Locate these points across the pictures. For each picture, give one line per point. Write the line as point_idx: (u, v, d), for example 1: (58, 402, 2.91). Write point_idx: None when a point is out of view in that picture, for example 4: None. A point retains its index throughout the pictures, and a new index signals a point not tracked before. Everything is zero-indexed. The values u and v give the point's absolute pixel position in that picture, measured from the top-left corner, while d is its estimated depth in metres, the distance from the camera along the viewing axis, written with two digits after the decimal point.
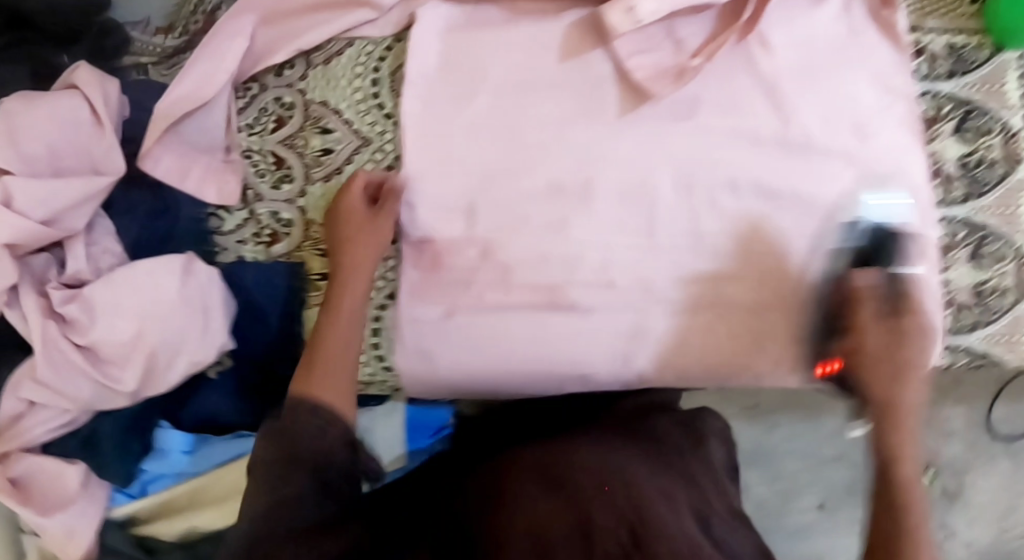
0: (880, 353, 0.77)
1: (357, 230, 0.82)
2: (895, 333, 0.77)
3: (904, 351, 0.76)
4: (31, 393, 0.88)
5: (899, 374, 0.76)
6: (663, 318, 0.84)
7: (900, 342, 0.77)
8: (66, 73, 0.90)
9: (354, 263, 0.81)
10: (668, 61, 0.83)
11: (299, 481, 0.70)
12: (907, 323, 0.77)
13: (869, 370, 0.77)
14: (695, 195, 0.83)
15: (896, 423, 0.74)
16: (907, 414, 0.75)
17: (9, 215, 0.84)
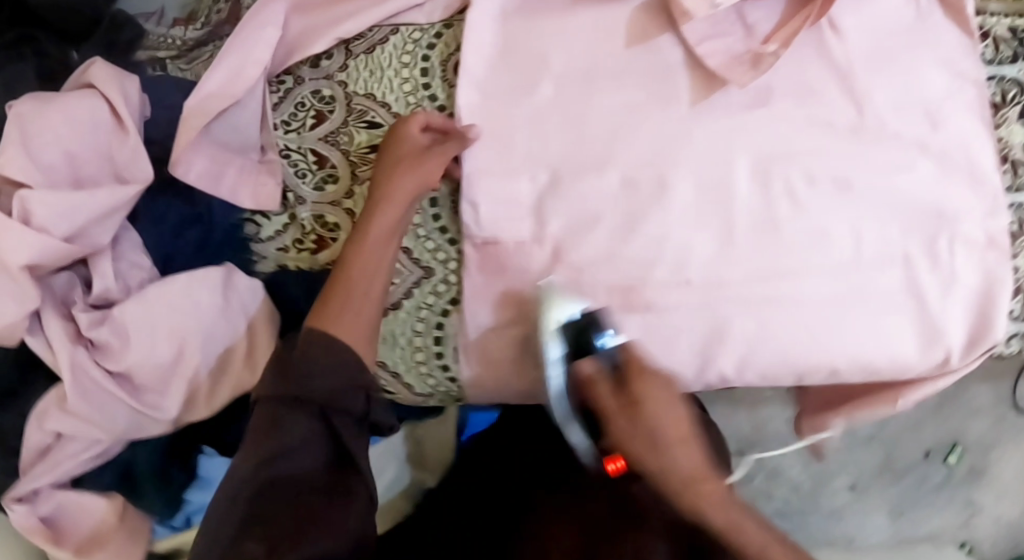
0: (649, 431, 0.72)
1: (408, 158, 0.78)
2: (640, 414, 0.73)
3: (670, 424, 0.72)
4: (57, 425, 0.80)
5: (676, 449, 0.72)
6: (744, 316, 0.80)
7: (669, 410, 0.73)
8: (79, 73, 0.82)
9: (395, 193, 0.77)
10: (739, 48, 0.79)
11: (304, 420, 0.72)
12: (665, 395, 0.73)
13: (642, 454, 0.73)
14: (771, 185, 0.79)
15: (697, 497, 0.72)
16: (697, 483, 0.72)
17: (29, 234, 0.76)
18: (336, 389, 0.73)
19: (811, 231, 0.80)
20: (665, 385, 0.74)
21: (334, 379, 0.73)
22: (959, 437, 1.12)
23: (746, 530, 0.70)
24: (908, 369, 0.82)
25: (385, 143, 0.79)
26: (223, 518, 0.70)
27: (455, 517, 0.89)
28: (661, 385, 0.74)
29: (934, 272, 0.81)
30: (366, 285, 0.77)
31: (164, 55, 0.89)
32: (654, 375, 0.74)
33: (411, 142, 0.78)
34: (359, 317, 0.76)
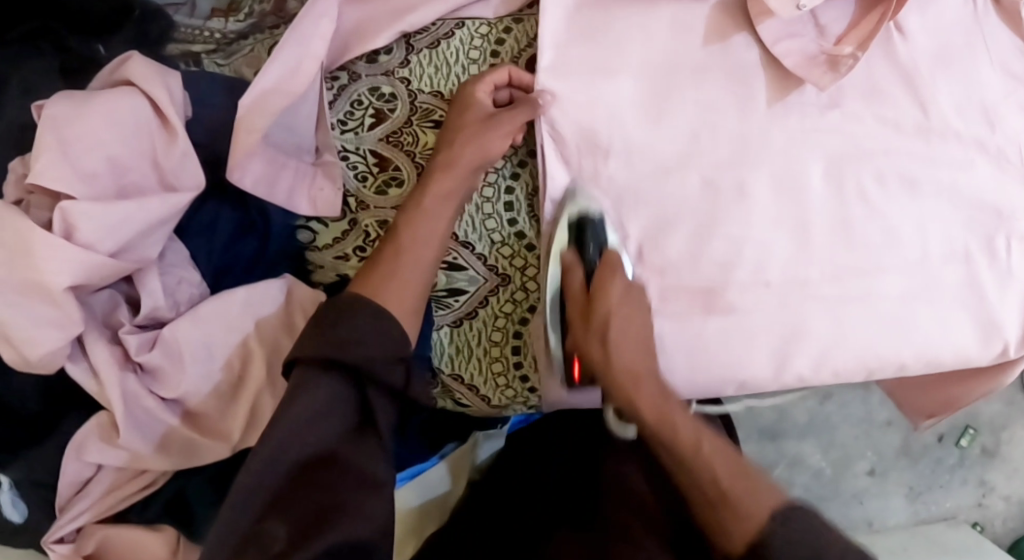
0: (599, 326, 0.72)
1: (470, 119, 0.75)
2: (592, 310, 0.72)
3: (624, 322, 0.71)
4: (98, 457, 0.74)
5: (626, 347, 0.71)
6: (822, 315, 0.79)
7: (626, 314, 0.72)
8: (116, 69, 0.74)
9: (457, 160, 0.74)
10: (814, 47, 0.78)
11: (334, 390, 0.69)
12: (623, 296, 0.73)
13: (589, 344, 0.73)
14: (843, 185, 0.79)
15: (630, 386, 0.70)
16: (636, 378, 0.70)
17: (72, 249, 0.67)
18: (372, 357, 0.70)
19: (883, 229, 0.79)
20: (626, 290, 0.73)
21: (375, 347, 0.70)
22: (972, 419, 1.17)
23: (677, 427, 0.67)
24: (968, 363, 0.83)
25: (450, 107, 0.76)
26: (239, 508, 0.65)
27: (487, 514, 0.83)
28: (621, 286, 0.73)
29: (992, 268, 0.82)
30: (422, 251, 0.74)
31: (198, 49, 0.83)
32: (619, 278, 0.73)
33: (476, 103, 0.75)
34: (406, 285, 0.73)
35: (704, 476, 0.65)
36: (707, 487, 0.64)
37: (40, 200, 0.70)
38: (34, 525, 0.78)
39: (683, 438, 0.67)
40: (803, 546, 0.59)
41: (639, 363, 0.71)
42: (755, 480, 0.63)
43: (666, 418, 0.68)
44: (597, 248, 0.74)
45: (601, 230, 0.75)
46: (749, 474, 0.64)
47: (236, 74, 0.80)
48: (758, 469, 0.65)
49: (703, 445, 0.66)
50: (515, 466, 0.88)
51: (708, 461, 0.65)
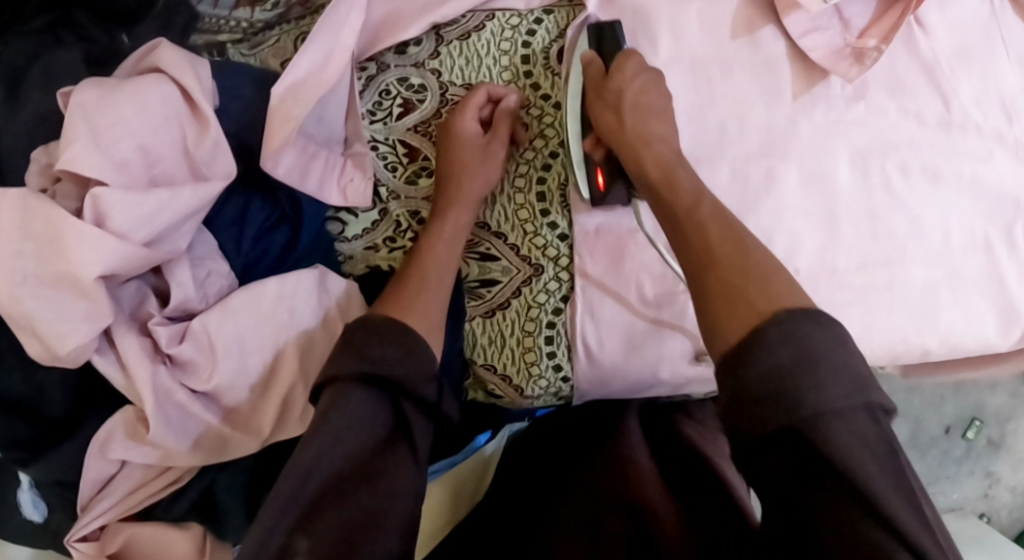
0: (612, 98, 0.72)
1: (462, 145, 0.77)
2: (605, 87, 0.73)
3: (637, 91, 0.72)
4: (124, 454, 0.72)
5: (637, 114, 0.71)
6: (852, 302, 0.80)
7: (640, 87, 0.72)
8: (145, 59, 0.73)
9: (463, 193, 0.76)
10: (839, 41, 0.79)
11: (367, 404, 0.64)
12: (636, 74, 0.73)
13: (602, 114, 0.72)
14: (869, 174, 0.80)
15: (637, 145, 0.70)
16: (646, 139, 0.70)
17: (105, 238, 0.66)
18: (406, 372, 0.67)
19: (909, 219, 0.80)
20: (641, 71, 0.73)
21: (404, 369, 0.67)
22: (978, 412, 1.19)
23: (678, 184, 0.67)
24: (990, 348, 0.84)
25: (441, 144, 0.77)
26: (273, 523, 0.58)
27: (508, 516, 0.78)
28: (636, 65, 0.73)
29: (1013, 257, 0.83)
30: (443, 269, 0.75)
31: (223, 39, 0.82)
32: (633, 61, 0.73)
33: (465, 127, 0.77)
34: (432, 305, 0.73)
35: (694, 230, 0.63)
36: (701, 253, 0.62)
37: (65, 188, 0.68)
38: (57, 525, 0.76)
39: (683, 203, 0.66)
40: (794, 351, 0.54)
41: (654, 125, 0.71)
42: (753, 267, 0.60)
43: (670, 179, 0.68)
44: (619, 46, 0.75)
45: (619, 35, 0.75)
46: (746, 252, 0.61)
47: (262, 64, 0.81)
48: (760, 252, 0.61)
49: (701, 211, 0.64)
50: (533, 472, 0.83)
51: (703, 221, 0.64)
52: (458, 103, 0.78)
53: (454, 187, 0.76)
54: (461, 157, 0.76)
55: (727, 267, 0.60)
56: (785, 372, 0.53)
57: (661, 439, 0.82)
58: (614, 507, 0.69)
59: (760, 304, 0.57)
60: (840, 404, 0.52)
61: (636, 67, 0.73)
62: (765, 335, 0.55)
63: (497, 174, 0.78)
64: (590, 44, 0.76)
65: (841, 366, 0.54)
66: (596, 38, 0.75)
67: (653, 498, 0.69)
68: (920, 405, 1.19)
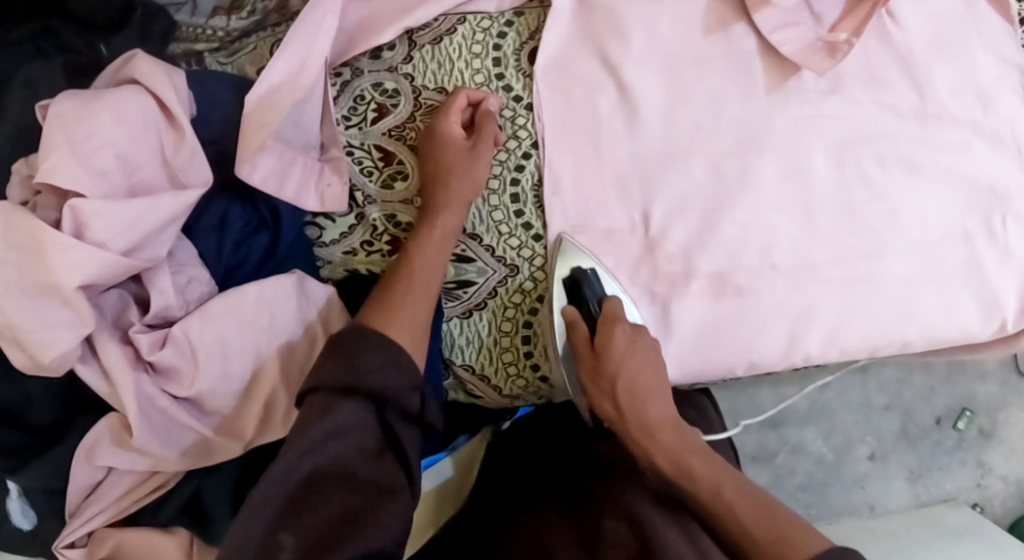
0: (607, 383, 0.74)
1: (447, 152, 0.76)
2: (602, 364, 0.74)
3: (633, 371, 0.73)
4: (110, 461, 0.73)
5: (641, 398, 0.73)
6: (831, 295, 0.80)
7: (636, 364, 0.73)
8: (124, 70, 0.74)
9: (450, 200, 0.75)
10: (812, 35, 0.79)
11: (357, 414, 0.66)
12: (627, 345, 0.74)
13: (602, 401, 0.75)
14: (845, 168, 0.80)
15: (645, 441, 0.72)
16: (654, 432, 0.72)
17: (84, 248, 0.67)
18: (393, 383, 0.68)
19: (886, 212, 0.81)
20: (631, 337, 0.74)
21: (393, 377, 0.68)
22: (967, 402, 1.20)
23: (696, 475, 0.68)
24: (970, 338, 0.84)
25: (427, 151, 0.77)
26: (264, 505, 0.61)
27: (490, 517, 0.79)
28: (624, 336, 0.74)
29: (992, 246, 0.83)
30: (427, 281, 0.74)
31: (201, 48, 0.83)
32: (621, 328, 0.74)
33: (450, 132, 0.76)
34: (415, 322, 0.72)
35: (728, 514, 0.65)
36: (734, 533, 0.65)
37: (46, 200, 0.69)
38: (45, 532, 0.77)
39: (703, 490, 0.67)
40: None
41: (659, 409, 0.73)
42: (790, 533, 0.63)
43: (684, 466, 0.69)
44: (594, 302, 0.76)
45: (595, 282, 0.76)
46: (774, 515, 0.64)
47: (240, 72, 0.81)
48: (790, 518, 0.64)
49: (723, 490, 0.67)
50: (515, 474, 0.84)
51: (725, 497, 0.66)
52: (442, 106, 0.77)
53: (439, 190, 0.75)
54: (447, 160, 0.75)
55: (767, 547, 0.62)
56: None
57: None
58: (612, 516, 0.71)
59: None
60: None
61: (619, 334, 0.74)
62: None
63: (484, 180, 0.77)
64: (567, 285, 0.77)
65: None
66: (573, 288, 0.76)
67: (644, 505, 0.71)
68: (908, 397, 1.19)
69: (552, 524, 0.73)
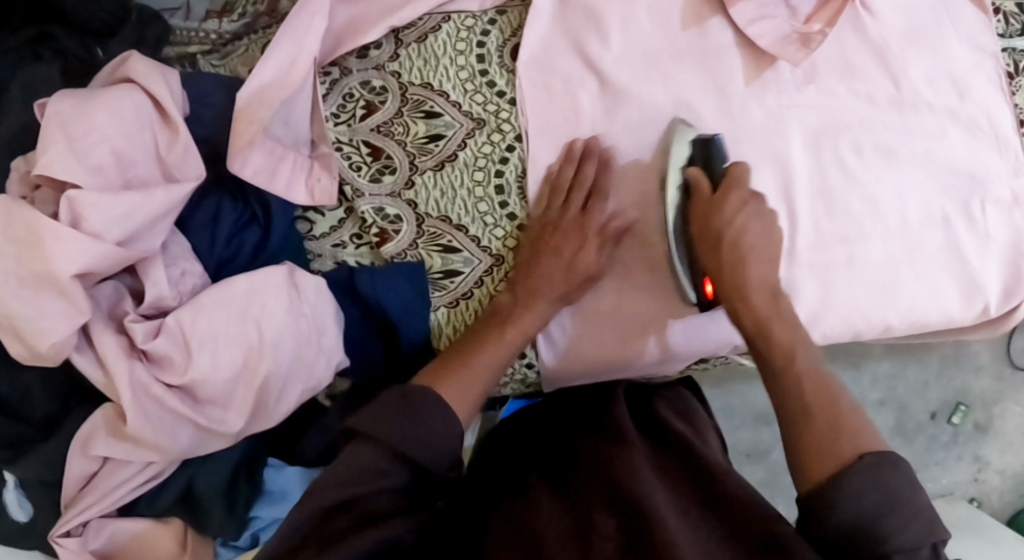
0: (719, 238, 0.73)
1: (573, 229, 0.78)
2: (712, 217, 0.74)
3: (739, 232, 0.73)
4: (106, 450, 0.74)
5: (742, 258, 0.72)
6: (813, 280, 0.81)
7: (744, 221, 0.73)
8: (119, 69, 0.77)
9: (539, 284, 0.78)
10: (787, 28, 0.81)
11: (376, 460, 0.65)
12: (737, 210, 0.74)
13: (705, 255, 0.74)
14: (823, 155, 0.82)
15: (738, 298, 0.72)
16: (741, 289, 0.72)
17: (80, 239, 0.68)
18: (428, 448, 0.67)
19: (864, 197, 0.82)
20: (744, 202, 0.74)
21: (428, 443, 0.67)
22: (962, 397, 1.20)
23: (774, 340, 0.70)
24: (952, 323, 0.85)
25: (540, 229, 0.79)
26: (291, 532, 0.62)
27: (474, 498, 0.75)
28: (738, 200, 0.74)
29: (971, 231, 0.84)
30: (495, 367, 0.75)
31: (195, 50, 0.88)
32: (739, 192, 0.74)
33: (584, 216, 0.79)
34: (469, 392, 0.72)
35: (792, 383, 0.67)
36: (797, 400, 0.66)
37: (45, 195, 0.71)
38: (41, 524, 0.78)
39: (786, 385, 0.68)
40: (874, 496, 0.59)
41: (761, 272, 0.72)
42: (850, 423, 0.64)
43: (765, 330, 0.70)
44: (722, 166, 0.77)
45: (722, 149, 0.78)
46: (839, 419, 0.64)
47: (232, 72, 0.84)
48: (852, 409, 0.65)
49: (796, 362, 0.69)
50: (503, 464, 0.81)
51: (796, 370, 0.68)
52: (572, 188, 0.79)
53: (561, 267, 0.78)
54: (580, 246, 0.78)
55: (816, 446, 0.63)
56: (865, 518, 0.59)
57: (652, 425, 0.80)
58: (603, 504, 0.66)
59: (847, 453, 0.62)
60: (915, 533, 0.58)
61: (738, 192, 0.74)
62: (847, 481, 0.60)
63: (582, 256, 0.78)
64: (695, 152, 0.78)
65: (908, 490, 0.60)
66: (701, 153, 0.78)
67: (644, 488, 0.66)
68: (903, 392, 1.19)
69: (534, 507, 0.68)
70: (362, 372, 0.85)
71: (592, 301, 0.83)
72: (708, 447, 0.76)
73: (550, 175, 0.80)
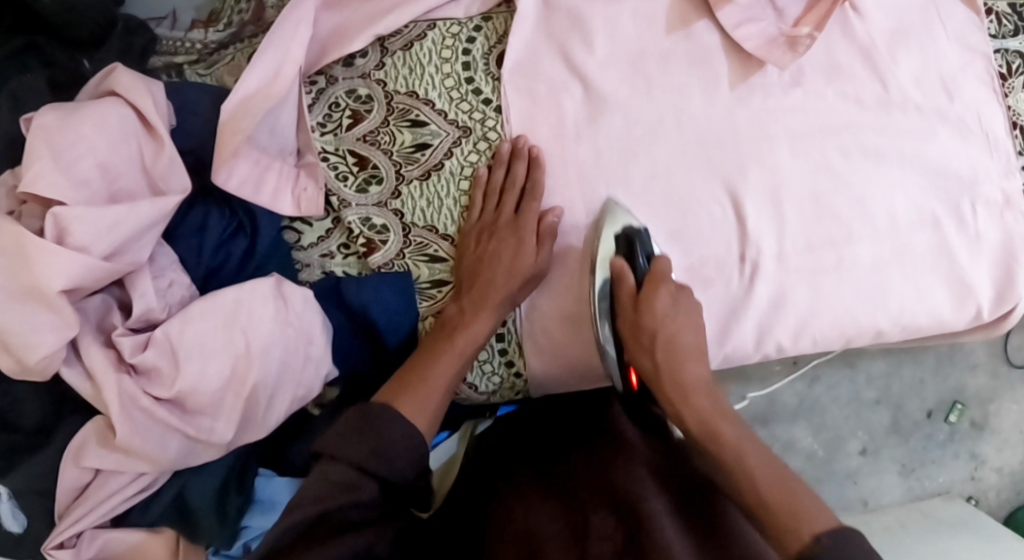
0: (648, 340, 0.74)
1: (508, 233, 0.78)
2: (641, 317, 0.75)
3: (672, 329, 0.74)
4: (96, 461, 0.74)
5: (673, 362, 0.74)
6: (801, 286, 0.81)
7: (675, 318, 0.74)
8: (104, 81, 0.77)
9: (492, 287, 0.78)
10: (774, 30, 0.80)
11: (349, 475, 0.64)
12: (669, 304, 0.75)
13: (643, 359, 0.75)
14: (810, 159, 0.81)
15: (678, 399, 0.73)
16: (683, 391, 0.73)
17: (66, 253, 0.68)
18: (406, 458, 0.67)
19: (852, 200, 0.81)
20: (674, 297, 0.75)
21: (405, 457, 0.67)
22: (959, 396, 1.20)
23: (721, 435, 0.70)
24: (944, 325, 0.85)
25: (486, 240, 0.79)
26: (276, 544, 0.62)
27: (470, 502, 0.76)
28: (667, 294, 0.75)
29: (961, 233, 0.84)
30: (451, 377, 0.76)
31: (181, 60, 0.88)
32: (666, 287, 0.75)
33: (519, 219, 0.79)
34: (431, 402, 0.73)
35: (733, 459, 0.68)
36: (747, 490, 0.67)
37: (31, 209, 0.72)
38: (34, 535, 0.78)
39: (726, 448, 0.69)
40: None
41: (695, 370, 0.74)
42: (804, 508, 0.64)
43: (712, 429, 0.70)
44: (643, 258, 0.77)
45: (647, 240, 0.77)
46: (790, 492, 0.65)
47: (218, 82, 0.84)
48: (808, 496, 0.65)
49: (746, 458, 0.68)
50: (497, 461, 0.82)
51: (747, 463, 0.68)
52: (500, 190, 0.80)
53: (503, 270, 0.78)
54: (520, 245, 0.78)
55: (776, 505, 0.64)
56: None
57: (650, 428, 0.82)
58: (600, 507, 0.68)
59: (806, 533, 0.62)
60: None
61: (664, 292, 0.75)
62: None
63: (524, 254, 0.78)
64: (619, 240, 0.77)
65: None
66: (625, 241, 0.77)
67: (639, 494, 0.68)
68: (901, 391, 1.19)
69: (529, 506, 0.70)
70: (349, 380, 0.86)
71: (551, 305, 0.82)
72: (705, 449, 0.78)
73: (480, 180, 0.80)
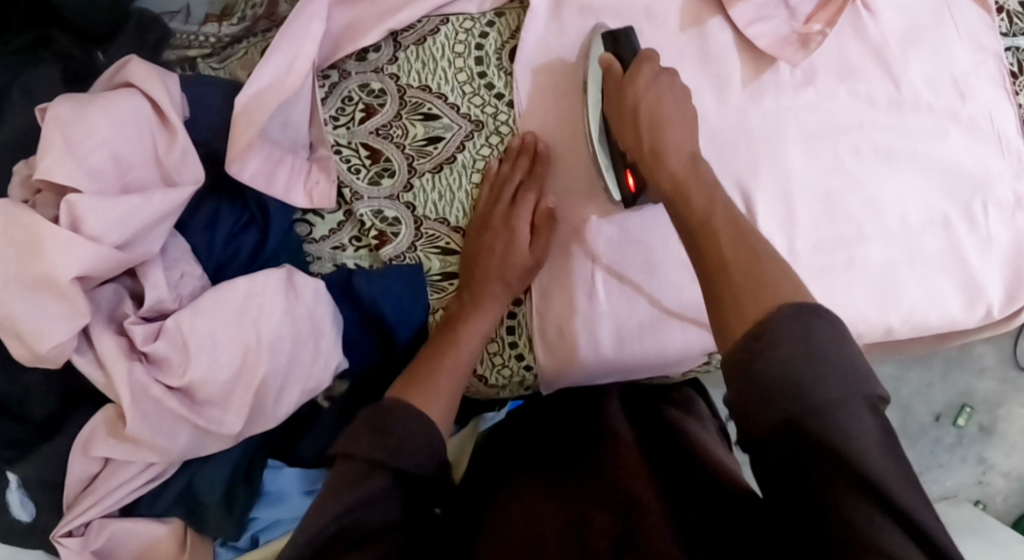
0: (629, 113, 0.70)
1: (505, 224, 0.79)
2: (623, 93, 0.71)
3: (653, 100, 0.69)
4: (106, 451, 0.74)
5: (653, 125, 0.67)
6: (816, 284, 0.81)
7: (655, 93, 0.70)
8: (119, 73, 0.77)
9: (488, 276, 0.78)
10: (786, 29, 0.81)
11: (371, 482, 0.63)
12: (651, 77, 0.71)
13: (624, 132, 0.71)
14: (822, 158, 0.81)
15: (653, 161, 0.66)
16: (659, 150, 0.66)
17: (78, 242, 0.69)
18: (421, 462, 0.66)
19: (864, 199, 0.82)
20: (655, 75, 0.71)
21: (420, 454, 0.67)
22: (967, 399, 1.19)
23: (690, 195, 0.62)
24: (955, 325, 0.85)
25: (482, 233, 0.79)
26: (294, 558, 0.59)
27: (470, 502, 0.75)
28: (650, 72, 0.71)
29: (972, 233, 0.84)
30: (461, 366, 0.76)
31: (195, 54, 0.89)
32: (647, 66, 0.71)
33: (513, 209, 0.79)
34: (444, 395, 0.73)
35: (701, 230, 0.60)
36: (712, 255, 0.58)
37: (46, 198, 0.72)
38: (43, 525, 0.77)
39: (696, 206, 0.61)
40: (802, 352, 0.51)
41: (679, 134, 0.67)
42: (768, 271, 0.55)
43: (681, 189, 0.63)
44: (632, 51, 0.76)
45: (633, 42, 0.77)
46: (759, 251, 0.57)
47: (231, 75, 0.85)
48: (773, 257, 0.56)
49: (713, 219, 0.60)
50: (497, 459, 0.81)
51: (716, 233, 0.59)
52: (497, 180, 0.80)
53: (495, 263, 0.78)
54: (513, 238, 0.78)
55: (742, 273, 0.56)
56: (801, 379, 0.50)
57: (651, 429, 0.80)
58: (598, 502, 0.67)
59: (767, 302, 0.54)
60: (847, 390, 0.51)
61: (648, 67, 0.71)
62: (774, 347, 0.52)
63: (519, 242, 0.79)
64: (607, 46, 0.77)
65: (844, 361, 0.51)
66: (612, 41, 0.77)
67: (641, 494, 0.67)
68: (908, 394, 1.19)
69: (528, 504, 0.69)
70: (361, 373, 0.86)
71: (558, 298, 0.83)
72: (712, 447, 0.76)
73: (490, 172, 0.81)
